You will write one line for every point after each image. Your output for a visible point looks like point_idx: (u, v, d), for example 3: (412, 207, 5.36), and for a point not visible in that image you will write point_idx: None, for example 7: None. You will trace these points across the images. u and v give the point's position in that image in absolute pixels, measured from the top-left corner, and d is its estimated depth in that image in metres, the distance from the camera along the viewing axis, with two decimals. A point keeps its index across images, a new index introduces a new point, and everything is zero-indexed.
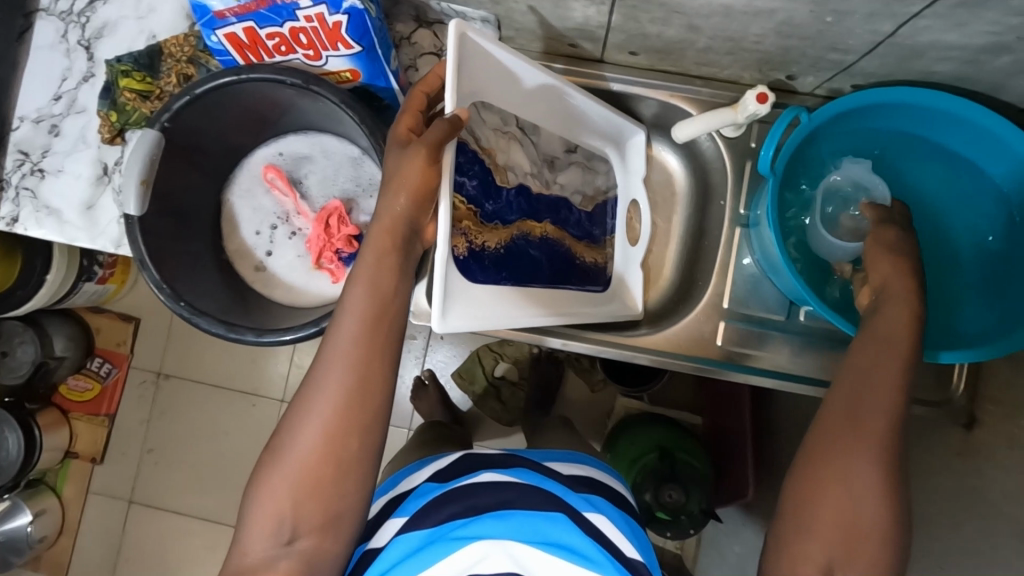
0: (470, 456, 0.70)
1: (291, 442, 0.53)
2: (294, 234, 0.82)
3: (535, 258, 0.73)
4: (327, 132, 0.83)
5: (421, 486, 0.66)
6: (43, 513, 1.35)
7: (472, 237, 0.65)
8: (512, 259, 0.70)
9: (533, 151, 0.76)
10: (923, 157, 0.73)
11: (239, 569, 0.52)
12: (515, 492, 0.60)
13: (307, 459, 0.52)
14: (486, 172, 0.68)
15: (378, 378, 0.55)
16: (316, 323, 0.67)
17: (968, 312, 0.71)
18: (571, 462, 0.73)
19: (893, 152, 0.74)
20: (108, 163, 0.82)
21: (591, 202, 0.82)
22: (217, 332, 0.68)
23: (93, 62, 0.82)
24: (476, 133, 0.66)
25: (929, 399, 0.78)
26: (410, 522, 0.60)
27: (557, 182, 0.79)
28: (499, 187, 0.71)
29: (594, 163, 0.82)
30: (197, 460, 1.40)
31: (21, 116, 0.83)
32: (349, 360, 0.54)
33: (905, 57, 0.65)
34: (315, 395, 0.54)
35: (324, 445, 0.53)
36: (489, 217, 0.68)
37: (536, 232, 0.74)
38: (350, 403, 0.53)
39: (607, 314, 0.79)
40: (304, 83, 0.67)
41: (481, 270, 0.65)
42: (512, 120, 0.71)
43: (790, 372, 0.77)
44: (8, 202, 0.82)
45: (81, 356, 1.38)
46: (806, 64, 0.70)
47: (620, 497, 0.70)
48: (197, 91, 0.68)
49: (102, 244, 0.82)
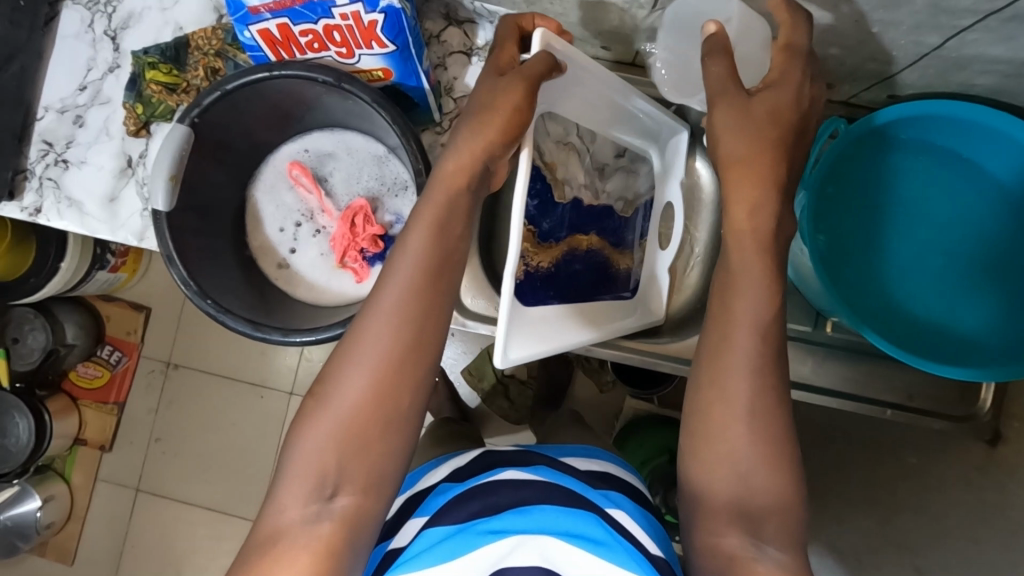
0: (490, 452, 0.69)
1: (336, 396, 0.53)
2: (317, 232, 0.82)
3: (579, 273, 0.75)
4: (352, 130, 0.82)
5: (440, 485, 0.66)
6: (51, 499, 1.35)
7: (528, 259, 0.69)
8: (560, 277, 0.72)
9: (586, 160, 0.76)
10: (969, 180, 0.69)
11: (273, 531, 0.50)
12: (536, 490, 0.59)
13: (364, 397, 0.53)
14: (546, 189, 0.72)
15: (410, 371, 0.54)
16: (343, 324, 0.66)
17: (1005, 339, 0.66)
18: (587, 457, 0.72)
19: (951, 168, 0.70)
20: (132, 156, 0.81)
21: (631, 207, 0.81)
22: (242, 331, 0.68)
23: (118, 53, 0.81)
24: (540, 146, 0.70)
25: (952, 414, 0.77)
26: (431, 520, 0.59)
27: (605, 190, 0.79)
28: (554, 203, 0.74)
29: (636, 165, 0.81)
30: (205, 450, 1.40)
31: (44, 106, 0.82)
32: (409, 303, 0.54)
33: (947, 69, 0.64)
34: (360, 348, 0.54)
35: (379, 383, 0.53)
36: (544, 237, 0.72)
37: (582, 246, 0.76)
38: (414, 351, 0.54)
39: (632, 319, 0.78)
40: (335, 81, 0.66)
41: (532, 291, 0.67)
42: (573, 130, 0.73)
43: (809, 381, 0.78)
44: (31, 192, 0.81)
45: (92, 344, 1.38)
46: (844, 74, 0.69)
47: (638, 494, 0.70)
48: (227, 87, 0.67)
49: (123, 237, 0.82)
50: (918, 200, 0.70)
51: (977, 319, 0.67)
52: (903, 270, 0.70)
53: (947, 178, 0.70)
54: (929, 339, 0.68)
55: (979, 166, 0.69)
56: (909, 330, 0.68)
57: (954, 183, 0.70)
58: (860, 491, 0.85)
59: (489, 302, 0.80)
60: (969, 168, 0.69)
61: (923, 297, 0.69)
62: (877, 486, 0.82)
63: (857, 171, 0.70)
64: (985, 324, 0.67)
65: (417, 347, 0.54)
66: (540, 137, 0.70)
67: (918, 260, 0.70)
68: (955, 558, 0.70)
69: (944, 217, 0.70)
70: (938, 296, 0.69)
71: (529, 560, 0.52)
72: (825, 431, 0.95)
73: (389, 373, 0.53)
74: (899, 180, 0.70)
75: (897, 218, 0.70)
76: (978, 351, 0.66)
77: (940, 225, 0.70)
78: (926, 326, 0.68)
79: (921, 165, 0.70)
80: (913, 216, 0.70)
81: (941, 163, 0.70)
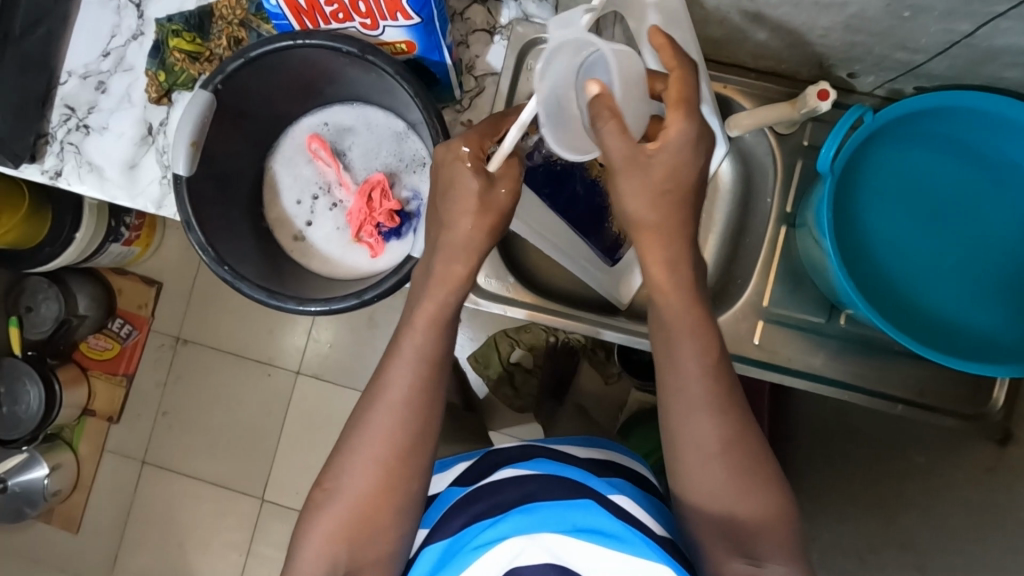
0: (491, 453, 0.68)
1: (343, 486, 0.60)
2: (334, 205, 0.82)
3: (577, 194, 0.79)
4: (372, 105, 0.82)
5: (446, 491, 0.66)
6: (59, 468, 1.37)
7: None
8: (561, 178, 0.78)
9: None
10: (984, 173, 0.68)
11: None
12: (540, 484, 0.59)
13: (370, 489, 0.59)
14: None
15: (412, 462, 0.60)
16: (357, 296, 0.66)
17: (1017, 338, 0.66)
18: (590, 447, 0.72)
19: (971, 160, 0.68)
20: (153, 123, 0.82)
21: None
22: (258, 298, 0.68)
23: (142, 20, 0.82)
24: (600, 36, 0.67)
25: (964, 411, 0.77)
26: (432, 533, 0.61)
27: None
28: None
29: None
30: (211, 425, 1.41)
31: (68, 71, 0.83)
32: (406, 409, 0.60)
33: (976, 61, 0.63)
34: (364, 447, 0.60)
35: (378, 481, 0.60)
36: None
37: (591, 171, 0.79)
38: (404, 431, 0.60)
39: (604, 288, 0.82)
40: (359, 52, 0.66)
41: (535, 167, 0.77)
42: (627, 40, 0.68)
43: (822, 375, 0.78)
44: (53, 156, 0.82)
45: (103, 316, 1.40)
46: (869, 63, 0.68)
47: (641, 478, 0.70)
48: (251, 55, 0.68)
49: (142, 204, 0.82)
50: (934, 192, 0.69)
51: (987, 316, 0.67)
52: (916, 264, 0.70)
53: (965, 171, 0.69)
54: (940, 334, 0.68)
55: (995, 160, 0.68)
56: (917, 324, 0.68)
57: (969, 177, 0.69)
58: (864, 487, 0.85)
59: (502, 282, 0.81)
60: (989, 161, 0.68)
61: (932, 294, 0.69)
62: (883, 484, 0.82)
63: (872, 166, 0.69)
64: (995, 319, 0.67)
65: (421, 408, 0.60)
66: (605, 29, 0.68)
67: (927, 253, 0.70)
68: (959, 556, 0.69)
69: (956, 212, 0.69)
70: (952, 290, 0.69)
71: (539, 559, 0.52)
72: (831, 427, 0.95)
73: (398, 445, 0.60)
74: (915, 173, 0.69)
75: (907, 212, 0.70)
76: (988, 349, 0.66)
77: (950, 219, 0.69)
78: (932, 322, 0.68)
79: (940, 157, 0.69)
80: (932, 210, 0.69)
81: (961, 156, 0.68)
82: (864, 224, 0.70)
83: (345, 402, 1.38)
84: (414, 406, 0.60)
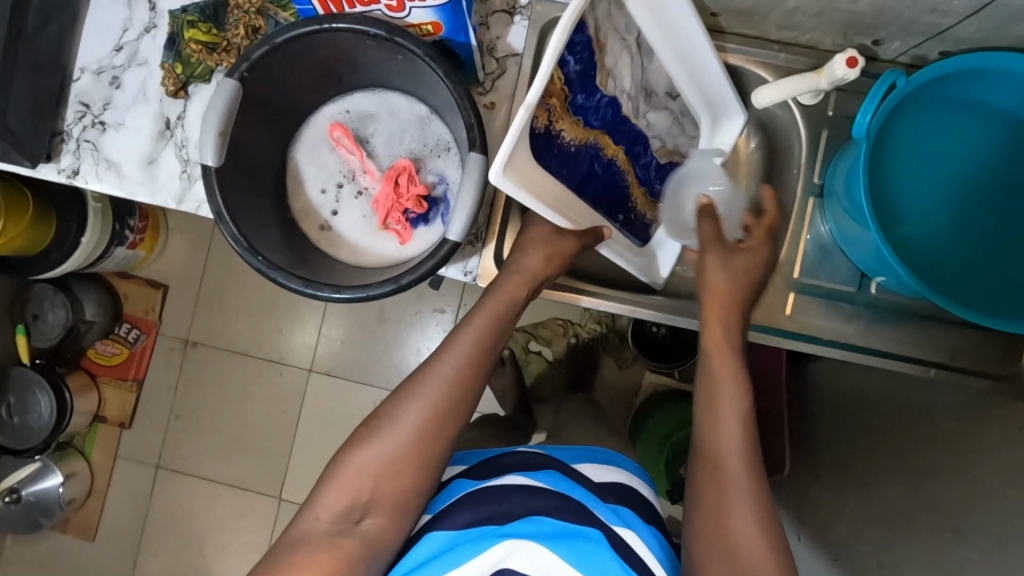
0: (500, 457, 0.68)
1: (382, 438, 0.62)
2: (359, 193, 0.81)
3: (596, 176, 0.76)
4: (394, 91, 0.81)
5: (457, 482, 0.67)
6: (73, 476, 1.35)
7: (554, 118, 0.69)
8: (577, 159, 0.74)
9: (639, 73, 0.76)
10: (1002, 130, 0.69)
11: (301, 535, 0.59)
12: (548, 500, 0.61)
13: (410, 442, 0.62)
14: (591, 63, 0.70)
15: (447, 437, 0.64)
16: (394, 282, 0.66)
17: None
18: (604, 466, 0.70)
19: (997, 120, 0.69)
20: (170, 118, 0.81)
21: (667, 155, 0.83)
22: (293, 288, 0.67)
23: (154, 13, 0.80)
24: (598, 20, 0.68)
25: (993, 372, 0.79)
26: (435, 522, 0.62)
27: (645, 117, 0.79)
28: (595, 88, 0.73)
29: (684, 121, 0.82)
30: (225, 427, 1.41)
31: (81, 67, 0.82)
32: (457, 388, 0.65)
33: (1006, 21, 0.63)
34: (410, 410, 0.63)
35: (418, 442, 0.62)
36: (575, 110, 0.72)
37: (607, 152, 0.77)
38: (449, 405, 0.64)
39: (643, 271, 0.81)
40: (386, 34, 0.65)
41: (549, 152, 0.71)
42: (635, 29, 0.72)
43: (857, 344, 0.79)
44: (68, 155, 0.81)
45: (110, 322, 1.38)
46: (897, 28, 0.68)
47: (649, 507, 0.69)
48: (276, 41, 0.66)
49: (162, 200, 0.81)
50: (959, 155, 0.70)
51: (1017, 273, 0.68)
52: (944, 226, 0.70)
53: (992, 130, 0.69)
54: (970, 294, 0.69)
55: (1012, 119, 0.68)
56: (946, 288, 0.69)
57: (986, 137, 0.69)
58: None
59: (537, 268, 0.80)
60: (1014, 120, 0.68)
61: (963, 256, 0.69)
62: None
63: (899, 132, 0.69)
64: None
65: (466, 391, 0.65)
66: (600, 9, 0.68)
67: (954, 216, 0.70)
68: None
69: (974, 172, 0.70)
70: (979, 250, 0.69)
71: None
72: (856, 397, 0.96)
73: (435, 421, 0.63)
74: (943, 136, 0.70)
75: (930, 173, 0.70)
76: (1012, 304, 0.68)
77: (974, 178, 0.70)
78: (958, 283, 0.69)
79: (968, 120, 0.69)
80: (960, 172, 0.70)
81: (987, 116, 0.69)
82: (895, 189, 0.70)
83: (359, 397, 1.37)
84: (463, 388, 0.65)
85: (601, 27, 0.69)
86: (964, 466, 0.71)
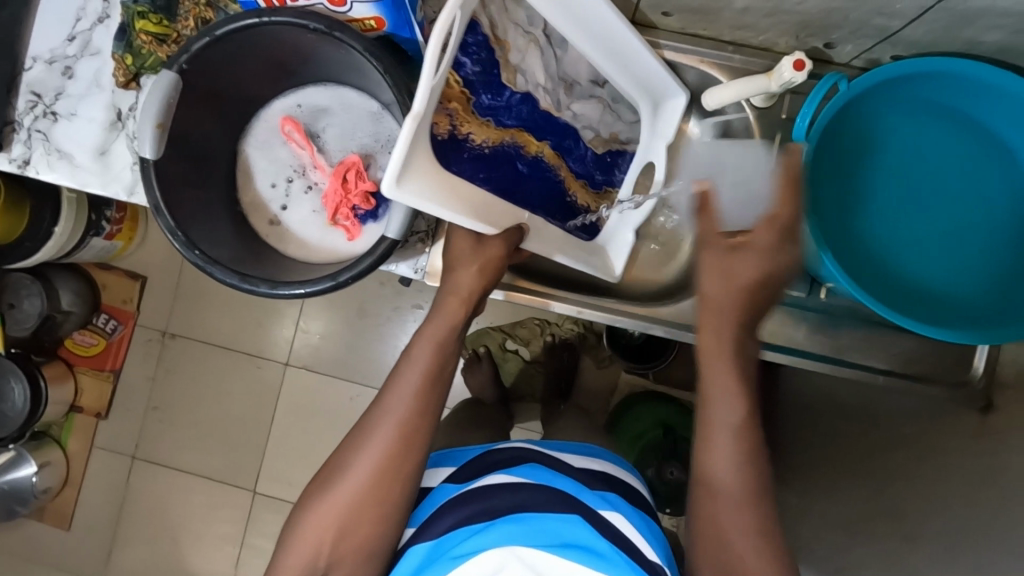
0: (486, 453, 0.68)
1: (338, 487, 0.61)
2: (309, 188, 0.81)
3: (523, 174, 0.77)
4: (346, 85, 0.80)
5: (440, 486, 0.67)
6: (47, 465, 1.35)
7: (458, 121, 0.72)
8: (496, 159, 0.75)
9: (554, 65, 0.77)
10: (945, 135, 0.69)
11: None
12: (530, 494, 0.60)
13: (367, 487, 0.60)
14: (492, 63, 0.73)
15: (401, 475, 0.61)
16: (333, 278, 0.66)
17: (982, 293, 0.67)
18: (586, 455, 0.71)
19: (937, 123, 0.69)
20: (122, 108, 0.80)
21: (603, 144, 0.83)
22: (230, 283, 0.67)
23: (108, 3, 0.80)
24: (493, 20, 0.72)
25: (948, 379, 0.79)
26: (418, 534, 0.62)
27: (570, 108, 0.80)
28: (503, 87, 0.75)
29: (619, 107, 0.82)
30: (201, 419, 1.40)
31: (33, 56, 0.81)
32: (408, 423, 0.62)
33: (954, 25, 0.62)
34: (364, 452, 0.61)
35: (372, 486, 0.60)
36: (484, 112, 0.75)
37: (530, 149, 0.78)
38: (402, 439, 0.61)
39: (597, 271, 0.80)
40: (326, 28, 0.65)
41: (459, 156, 0.72)
42: (539, 21, 0.74)
43: (800, 348, 0.79)
44: (19, 144, 0.80)
45: (88, 313, 1.37)
46: (847, 30, 0.68)
47: (634, 491, 0.69)
48: (216, 33, 0.66)
49: (114, 191, 0.80)
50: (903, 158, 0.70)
51: (959, 276, 0.68)
52: (889, 229, 0.69)
53: (933, 133, 0.69)
54: (913, 298, 0.68)
55: (950, 122, 0.68)
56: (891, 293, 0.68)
57: (926, 140, 0.69)
58: None
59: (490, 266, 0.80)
60: (954, 123, 0.68)
61: (907, 258, 0.69)
62: None
63: (841, 136, 0.69)
64: (966, 279, 0.67)
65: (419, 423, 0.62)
66: (492, 9, 0.71)
67: (898, 219, 0.70)
68: None
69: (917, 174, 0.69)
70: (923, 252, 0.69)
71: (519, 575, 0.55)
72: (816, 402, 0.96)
73: (411, 429, 0.62)
74: (886, 139, 0.69)
75: (883, 178, 0.70)
76: (954, 308, 0.67)
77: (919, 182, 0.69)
78: (901, 286, 0.68)
79: (909, 123, 0.69)
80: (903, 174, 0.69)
81: (926, 119, 0.69)
82: (837, 193, 0.70)
83: (334, 391, 1.37)
84: (415, 421, 0.62)
85: (498, 26, 0.72)
86: (916, 474, 0.70)
